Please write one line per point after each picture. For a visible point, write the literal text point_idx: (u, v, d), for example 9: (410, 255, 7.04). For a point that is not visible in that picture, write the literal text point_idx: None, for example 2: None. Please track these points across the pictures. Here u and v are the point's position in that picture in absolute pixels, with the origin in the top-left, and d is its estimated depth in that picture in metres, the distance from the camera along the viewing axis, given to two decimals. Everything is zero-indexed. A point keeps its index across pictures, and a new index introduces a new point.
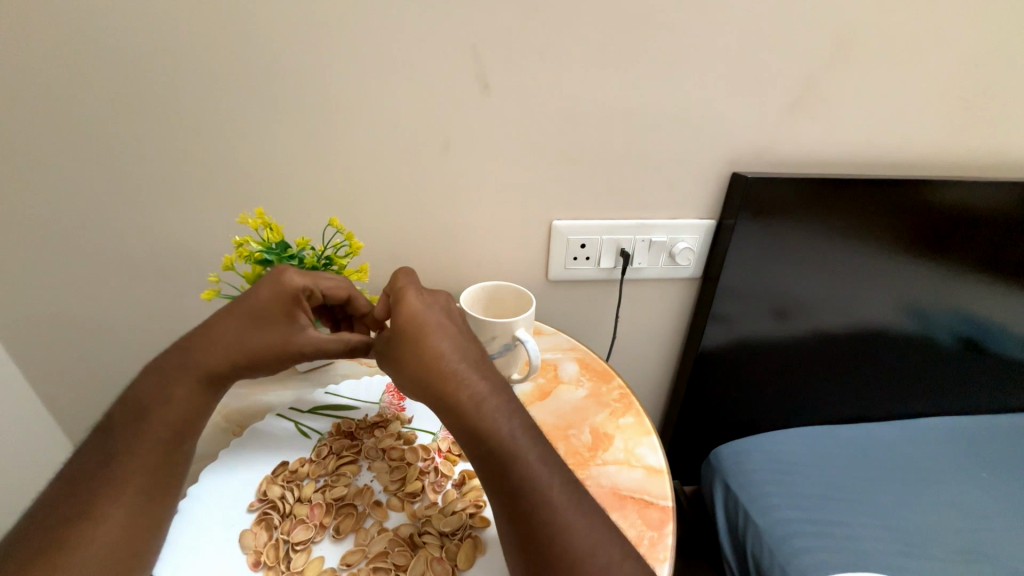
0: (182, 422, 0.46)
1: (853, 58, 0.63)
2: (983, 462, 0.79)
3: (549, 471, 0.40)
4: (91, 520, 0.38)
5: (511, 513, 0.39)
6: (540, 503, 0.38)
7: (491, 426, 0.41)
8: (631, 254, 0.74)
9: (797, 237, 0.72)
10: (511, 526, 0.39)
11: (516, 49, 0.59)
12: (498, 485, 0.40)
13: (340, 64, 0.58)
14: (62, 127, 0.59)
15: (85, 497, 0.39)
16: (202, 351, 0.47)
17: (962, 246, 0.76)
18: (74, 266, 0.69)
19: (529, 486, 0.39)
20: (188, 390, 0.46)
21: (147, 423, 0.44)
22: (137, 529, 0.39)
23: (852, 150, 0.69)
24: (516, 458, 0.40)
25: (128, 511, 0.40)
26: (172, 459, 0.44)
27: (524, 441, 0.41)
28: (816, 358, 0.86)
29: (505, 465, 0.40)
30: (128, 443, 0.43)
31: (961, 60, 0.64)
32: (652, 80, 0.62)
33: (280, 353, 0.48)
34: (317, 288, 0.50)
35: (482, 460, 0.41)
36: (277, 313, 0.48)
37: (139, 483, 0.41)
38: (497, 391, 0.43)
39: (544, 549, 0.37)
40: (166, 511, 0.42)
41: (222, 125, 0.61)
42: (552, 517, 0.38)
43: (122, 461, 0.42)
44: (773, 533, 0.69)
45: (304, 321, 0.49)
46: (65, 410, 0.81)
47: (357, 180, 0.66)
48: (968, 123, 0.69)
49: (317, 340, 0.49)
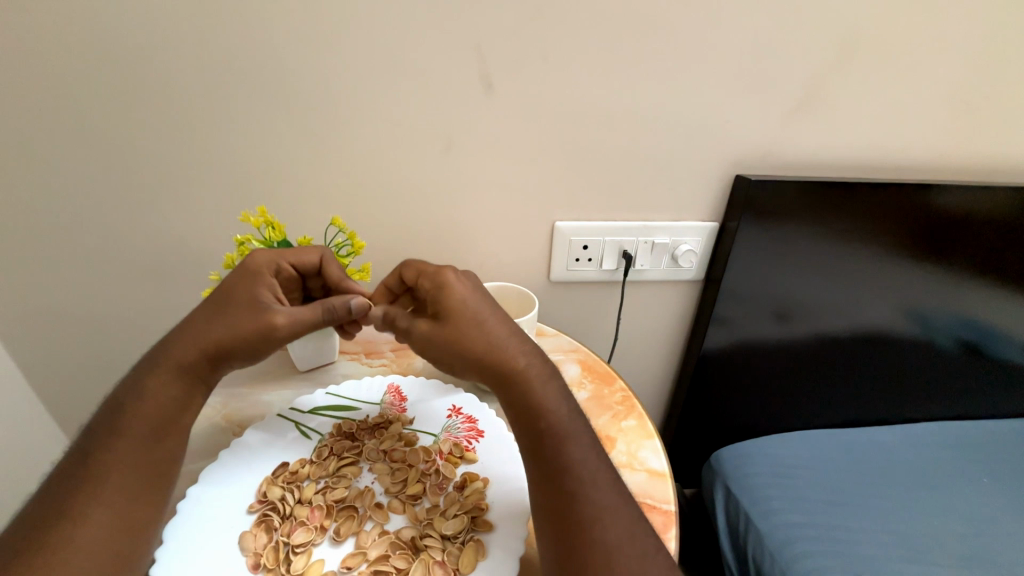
0: (164, 418, 0.45)
1: (855, 62, 0.63)
2: (985, 467, 0.79)
3: (594, 457, 0.41)
4: (74, 519, 0.39)
5: (554, 494, 0.39)
6: (584, 489, 0.39)
7: (545, 409, 0.43)
8: (633, 256, 0.74)
9: (799, 239, 0.72)
10: (550, 507, 0.39)
11: (520, 48, 0.59)
12: (546, 466, 0.41)
13: (344, 63, 0.58)
14: (63, 123, 0.59)
15: (69, 497, 0.40)
16: (177, 346, 0.48)
17: (964, 250, 0.76)
18: (73, 264, 0.68)
19: (575, 469, 0.40)
20: (165, 382, 0.46)
21: (127, 420, 0.44)
22: (120, 531, 0.39)
23: (855, 154, 0.69)
24: (566, 441, 0.42)
25: (110, 510, 0.40)
26: (155, 456, 0.44)
27: (576, 426, 0.43)
28: (818, 361, 0.85)
29: (554, 446, 0.41)
30: (112, 441, 0.43)
31: (968, 64, 0.64)
32: (656, 82, 0.62)
33: (256, 333, 0.48)
34: (281, 260, 0.52)
35: (532, 442, 0.42)
36: (246, 291, 0.49)
37: (120, 482, 0.41)
38: (550, 378, 0.45)
39: (588, 532, 0.37)
40: (154, 509, 0.42)
41: (224, 123, 0.60)
42: (594, 501, 0.39)
43: (105, 460, 0.42)
44: (773, 537, 0.69)
45: (272, 292, 0.51)
46: (63, 407, 0.81)
47: (360, 180, 0.65)
48: (971, 127, 0.69)
49: (292, 310, 0.50)
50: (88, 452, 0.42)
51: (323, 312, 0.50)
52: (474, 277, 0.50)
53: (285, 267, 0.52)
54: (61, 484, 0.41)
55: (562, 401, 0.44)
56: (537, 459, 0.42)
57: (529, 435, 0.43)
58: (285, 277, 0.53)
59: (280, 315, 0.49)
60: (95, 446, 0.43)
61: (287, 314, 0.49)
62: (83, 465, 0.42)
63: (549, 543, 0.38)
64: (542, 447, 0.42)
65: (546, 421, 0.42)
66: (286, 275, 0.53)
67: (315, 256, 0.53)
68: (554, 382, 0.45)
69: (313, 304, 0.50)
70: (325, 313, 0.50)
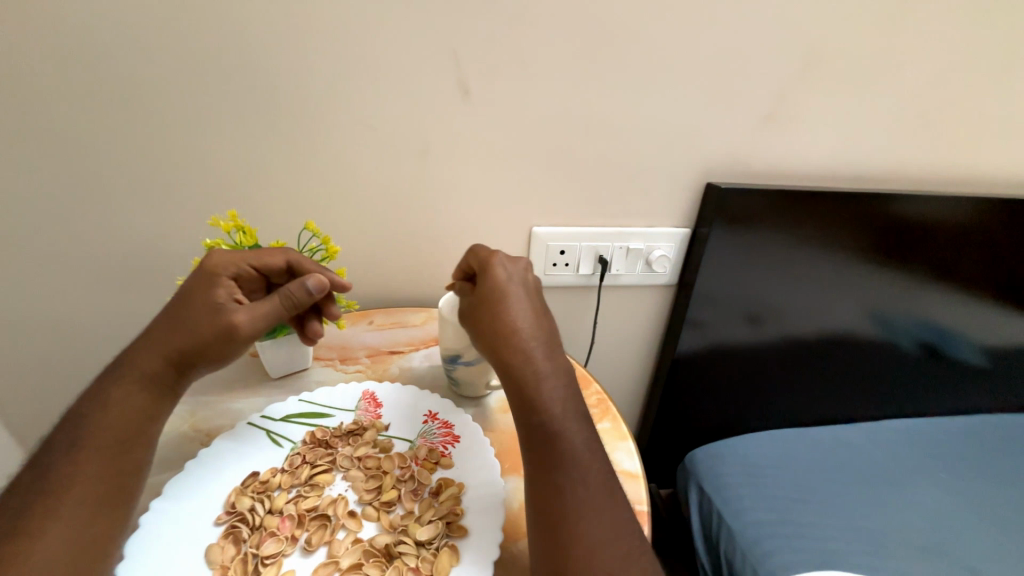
0: (128, 428, 0.44)
1: (818, 77, 0.66)
2: (940, 462, 0.83)
3: (590, 457, 0.43)
4: (29, 536, 0.37)
5: (549, 488, 0.41)
6: (577, 485, 0.41)
7: (551, 405, 0.44)
8: (609, 260, 0.75)
9: (766, 245, 0.74)
10: (543, 499, 0.41)
11: (497, 56, 0.59)
12: (545, 459, 0.43)
13: (319, 66, 0.58)
14: (20, 122, 0.56)
15: (24, 513, 0.38)
16: (139, 357, 0.47)
17: (919, 256, 0.80)
18: (30, 268, 0.65)
19: (573, 465, 0.42)
20: (128, 392, 0.45)
21: (89, 432, 0.43)
22: (79, 547, 0.38)
23: (819, 164, 0.72)
24: (565, 439, 0.43)
25: (68, 526, 0.38)
26: (118, 468, 0.42)
27: (578, 426, 0.44)
28: (786, 362, 0.89)
29: (554, 442, 0.43)
30: (73, 454, 0.41)
31: (920, 80, 0.68)
32: (630, 92, 0.63)
33: (217, 335, 0.47)
34: (239, 261, 0.50)
35: (534, 435, 0.44)
36: (204, 296, 0.48)
37: (80, 496, 0.40)
38: (561, 375, 0.46)
39: (574, 526, 0.39)
40: (118, 523, 0.40)
41: (194, 125, 0.59)
42: (585, 500, 0.40)
43: (64, 474, 0.40)
44: (744, 535, 0.71)
45: (229, 294, 0.49)
46: (16, 419, 0.77)
47: (336, 184, 0.65)
48: (924, 140, 0.73)
49: (252, 307, 0.49)
50: (45, 465, 0.41)
51: (285, 301, 0.49)
52: (524, 265, 0.51)
53: (244, 269, 0.50)
54: (16, 501, 0.39)
55: (568, 399, 0.45)
56: (536, 452, 0.43)
57: (533, 428, 0.44)
58: (245, 279, 0.51)
59: (239, 314, 0.48)
60: (53, 459, 0.41)
61: (246, 313, 0.48)
62: (39, 480, 0.40)
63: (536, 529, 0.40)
64: (544, 441, 0.43)
65: (549, 417, 0.44)
66: (246, 276, 0.51)
67: (276, 256, 0.52)
68: (564, 379, 0.46)
69: (272, 297, 0.49)
70: (285, 305, 0.49)
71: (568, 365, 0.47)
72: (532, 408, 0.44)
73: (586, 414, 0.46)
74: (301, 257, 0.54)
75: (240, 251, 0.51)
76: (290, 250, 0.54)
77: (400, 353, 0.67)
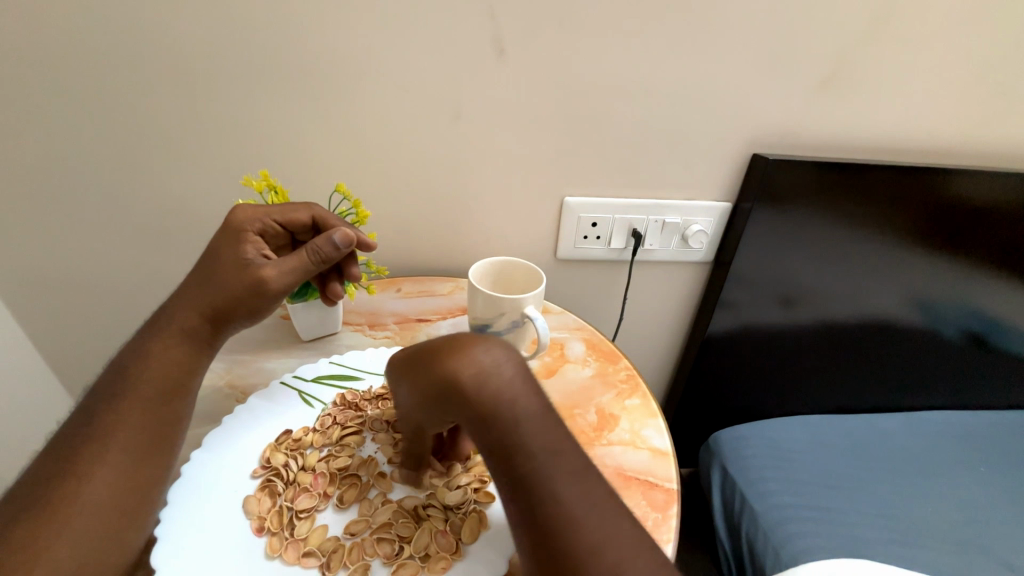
0: (169, 381, 0.45)
1: (886, 38, 0.60)
2: (983, 455, 0.79)
3: (562, 462, 0.34)
4: (79, 477, 0.39)
5: (520, 515, 0.33)
6: (548, 505, 0.32)
7: (491, 426, 0.34)
8: (643, 235, 0.72)
9: (812, 223, 0.70)
10: (519, 528, 0.33)
11: (534, 10, 0.56)
12: (506, 482, 0.34)
13: (348, 22, 0.55)
14: (58, 78, 0.57)
15: (75, 456, 0.40)
16: (176, 312, 0.48)
17: (979, 239, 0.74)
18: (73, 225, 0.67)
19: (538, 483, 0.33)
20: (168, 346, 0.46)
21: (132, 383, 0.44)
22: (126, 491, 0.40)
23: (878, 136, 0.67)
24: (521, 450, 0.33)
25: (116, 470, 0.40)
26: (160, 419, 0.44)
27: (540, 431, 0.34)
28: (822, 348, 0.85)
29: (510, 460, 0.33)
30: (118, 403, 0.43)
31: (1003, 41, 0.61)
32: (676, 52, 0.59)
33: (248, 289, 0.48)
34: (265, 218, 0.50)
35: (487, 454, 0.34)
36: (232, 252, 0.49)
37: (125, 443, 0.41)
38: (502, 368, 0.35)
39: (557, 553, 0.31)
40: (160, 472, 0.42)
41: (224, 83, 0.58)
42: (560, 520, 0.32)
43: (111, 421, 0.42)
44: (768, 517, 0.70)
45: (256, 251, 0.50)
46: (67, 370, 0.81)
47: (365, 147, 0.63)
48: (1000, 111, 0.66)
49: (276, 262, 0.48)
50: (94, 412, 0.43)
51: (309, 255, 0.48)
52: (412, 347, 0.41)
53: (269, 225, 0.51)
54: (69, 443, 0.41)
55: (518, 397, 0.35)
56: (494, 473, 0.35)
57: (482, 445, 0.35)
58: (271, 234, 0.51)
59: (266, 269, 0.48)
60: (101, 407, 0.43)
61: (273, 268, 0.48)
62: (88, 425, 0.42)
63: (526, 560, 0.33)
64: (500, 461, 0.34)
65: (498, 428, 0.34)
66: (273, 232, 0.51)
67: (301, 212, 0.52)
68: (508, 373, 0.35)
69: (299, 252, 0.49)
70: (310, 259, 0.49)
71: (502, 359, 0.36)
72: (477, 423, 0.34)
73: (543, 412, 0.35)
74: (327, 213, 0.53)
75: (266, 209, 0.51)
76: (315, 206, 0.54)
77: (428, 321, 0.66)
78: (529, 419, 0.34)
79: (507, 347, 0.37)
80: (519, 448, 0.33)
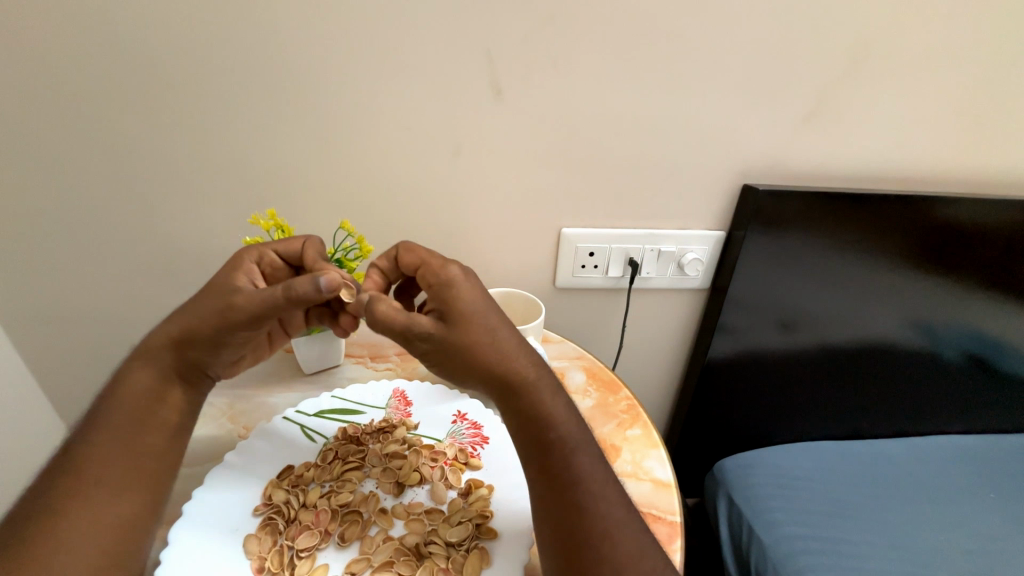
0: (142, 410, 0.45)
1: (862, 77, 0.63)
2: (992, 481, 0.78)
3: (597, 461, 0.41)
4: (54, 516, 0.39)
5: (566, 510, 0.39)
6: (594, 502, 0.39)
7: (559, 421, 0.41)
8: (639, 263, 0.74)
9: (805, 249, 0.71)
10: (558, 520, 0.39)
11: (530, 54, 0.59)
12: (544, 475, 0.40)
13: (353, 70, 0.59)
14: (76, 124, 0.60)
15: (52, 492, 0.40)
16: (151, 335, 0.48)
17: (971, 262, 0.75)
18: (82, 261, 0.69)
19: (588, 482, 0.40)
20: (137, 370, 0.46)
21: (110, 416, 0.44)
22: (105, 526, 0.40)
23: (861, 166, 0.69)
24: (576, 453, 0.41)
25: (91, 506, 0.40)
26: (136, 450, 0.44)
27: (581, 433, 0.42)
28: (823, 371, 0.85)
29: (553, 453, 0.41)
30: (97, 438, 0.43)
31: (979, 76, 0.64)
32: (665, 90, 0.62)
33: (218, 315, 0.46)
34: (266, 251, 0.51)
35: (542, 452, 0.41)
36: (222, 277, 0.49)
37: (100, 476, 0.41)
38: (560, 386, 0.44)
39: (600, 547, 0.37)
40: (137, 503, 0.42)
41: (234, 127, 0.61)
42: (608, 518, 0.39)
43: (89, 456, 0.42)
44: (776, 550, 0.68)
45: (245, 281, 0.48)
46: (67, 402, 0.81)
47: (368, 182, 0.66)
48: (978, 142, 0.69)
49: (254, 292, 0.46)
50: (84, 446, 0.43)
51: (284, 289, 0.45)
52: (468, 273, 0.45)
53: (267, 255, 0.51)
54: (58, 479, 0.41)
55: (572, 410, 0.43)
56: (543, 469, 0.41)
57: (539, 443, 0.41)
58: (267, 263, 0.51)
59: (241, 297, 0.46)
60: (92, 442, 0.43)
61: (248, 298, 0.46)
62: (84, 463, 0.42)
63: (558, 552, 0.38)
64: (543, 456, 0.41)
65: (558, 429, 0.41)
66: (267, 262, 0.51)
67: (297, 244, 0.52)
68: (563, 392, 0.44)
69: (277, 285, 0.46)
70: (283, 293, 0.45)
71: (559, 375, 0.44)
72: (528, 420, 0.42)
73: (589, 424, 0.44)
74: (320, 250, 0.52)
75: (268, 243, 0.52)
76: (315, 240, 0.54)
77: None
78: (582, 427, 0.43)
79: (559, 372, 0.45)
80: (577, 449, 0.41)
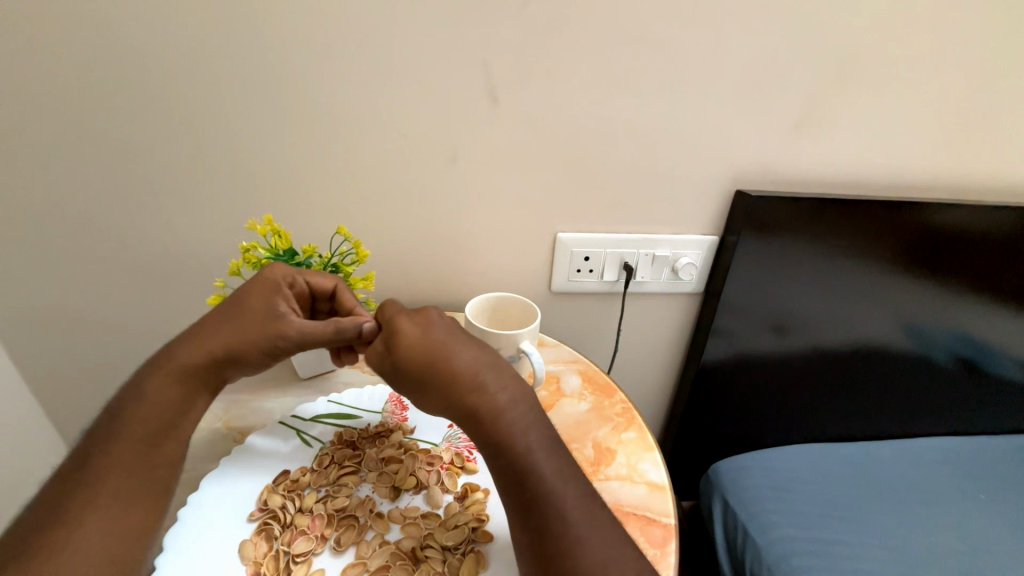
0: (162, 423, 0.45)
1: (851, 85, 0.64)
2: (982, 482, 0.79)
3: (557, 480, 0.40)
4: (70, 524, 0.38)
5: (525, 531, 0.38)
6: (550, 523, 0.38)
7: (509, 444, 0.40)
8: (634, 267, 0.74)
9: (797, 253, 0.72)
10: (520, 540, 0.39)
11: (527, 60, 0.60)
12: (509, 493, 0.40)
13: (350, 77, 0.59)
14: (69, 129, 0.59)
15: (53, 501, 0.40)
16: (183, 349, 0.48)
17: (960, 267, 0.77)
18: (74, 266, 0.68)
19: (544, 503, 0.38)
20: (165, 386, 0.46)
21: (128, 424, 0.44)
22: (121, 535, 0.40)
23: (851, 172, 0.70)
24: (530, 474, 0.39)
25: (106, 514, 0.40)
26: (155, 460, 0.44)
27: (541, 447, 0.41)
28: (815, 374, 0.86)
29: (508, 475, 0.40)
30: (112, 446, 0.43)
31: (968, 82, 0.65)
32: (659, 97, 0.63)
33: (262, 341, 0.48)
34: (302, 280, 0.52)
35: (499, 473, 0.40)
36: (262, 303, 0.49)
37: (118, 486, 0.41)
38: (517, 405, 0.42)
39: (558, 568, 0.36)
40: (153, 511, 0.42)
41: (229, 133, 0.61)
42: (565, 539, 0.37)
43: (103, 467, 0.42)
44: (772, 552, 0.68)
45: (285, 310, 0.50)
46: (60, 409, 0.80)
47: (364, 187, 0.66)
48: (963, 149, 0.70)
49: (305, 328, 0.48)
50: (82, 454, 0.43)
51: (335, 328, 0.48)
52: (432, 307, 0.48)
53: (300, 283, 0.52)
54: (57, 487, 0.41)
55: (527, 431, 0.41)
56: (503, 490, 0.40)
57: (496, 466, 0.41)
58: (299, 292, 0.52)
59: (291, 331, 0.48)
60: (92, 449, 0.43)
61: (298, 332, 0.48)
62: (84, 470, 0.41)
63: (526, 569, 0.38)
64: (503, 473, 0.40)
65: (509, 451, 0.40)
66: (301, 292, 0.52)
67: (335, 282, 0.53)
68: (522, 409, 0.42)
69: (325, 322, 0.49)
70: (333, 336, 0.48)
71: (519, 390, 0.43)
72: (480, 440, 0.41)
73: (553, 438, 0.42)
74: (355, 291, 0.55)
75: (304, 271, 0.53)
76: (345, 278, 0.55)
77: None
78: (541, 445, 0.41)
79: (517, 387, 0.43)
80: (527, 472, 0.39)
